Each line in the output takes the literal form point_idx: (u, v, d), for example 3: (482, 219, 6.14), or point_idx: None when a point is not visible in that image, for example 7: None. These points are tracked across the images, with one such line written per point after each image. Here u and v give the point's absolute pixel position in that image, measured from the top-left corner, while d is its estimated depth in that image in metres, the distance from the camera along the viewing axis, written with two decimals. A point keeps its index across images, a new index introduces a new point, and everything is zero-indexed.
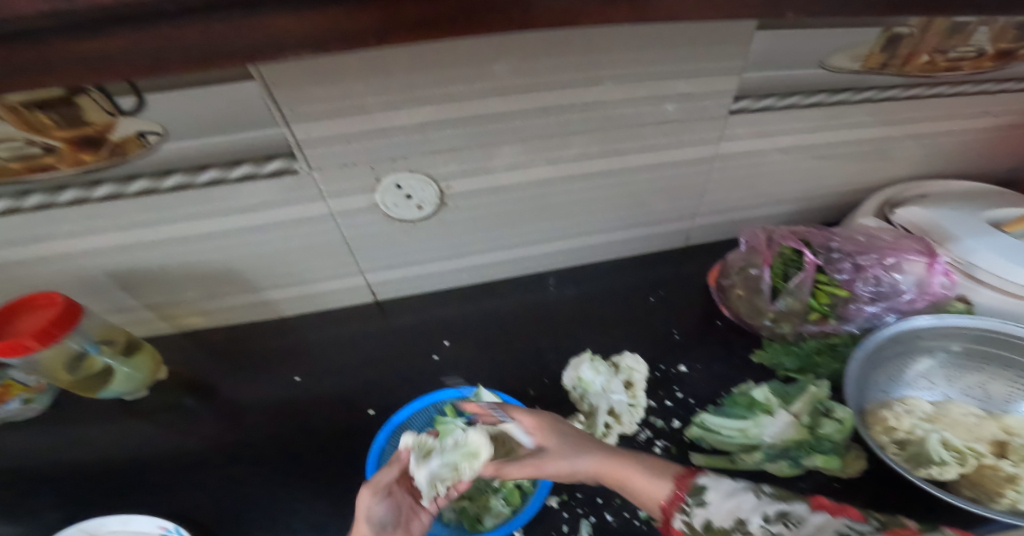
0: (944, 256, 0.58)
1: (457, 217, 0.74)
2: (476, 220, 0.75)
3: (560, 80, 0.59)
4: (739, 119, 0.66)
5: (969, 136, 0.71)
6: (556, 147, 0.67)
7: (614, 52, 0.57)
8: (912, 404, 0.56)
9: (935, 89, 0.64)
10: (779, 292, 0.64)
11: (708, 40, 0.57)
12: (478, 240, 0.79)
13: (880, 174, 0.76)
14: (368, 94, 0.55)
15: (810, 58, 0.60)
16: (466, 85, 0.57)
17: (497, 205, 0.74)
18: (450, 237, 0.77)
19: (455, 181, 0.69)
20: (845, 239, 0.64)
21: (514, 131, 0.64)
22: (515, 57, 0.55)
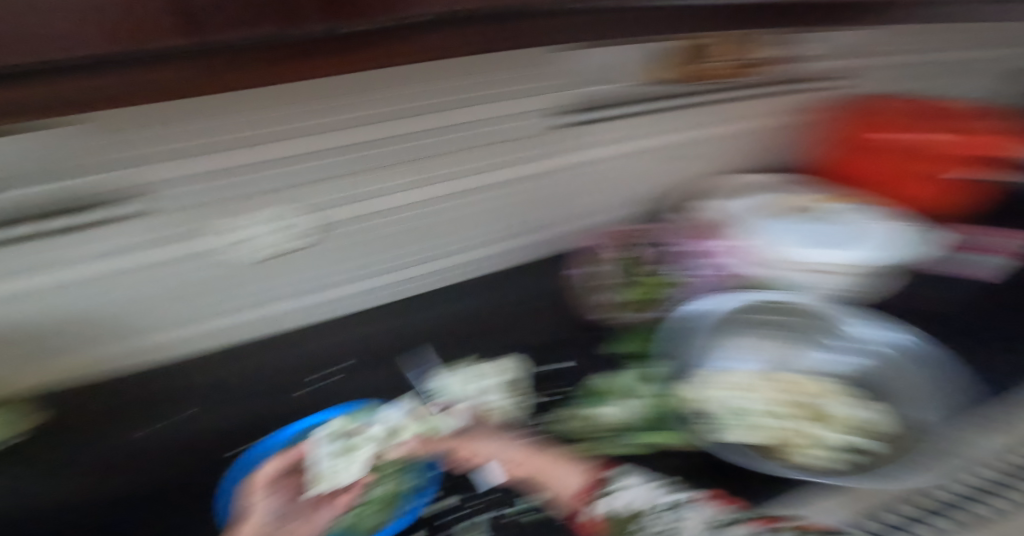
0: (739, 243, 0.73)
1: (337, 245, 0.75)
2: (356, 245, 0.76)
3: (408, 108, 0.67)
4: (568, 129, 0.79)
5: (737, 140, 0.92)
6: (418, 169, 0.73)
7: (438, 76, 0.66)
8: (730, 374, 0.61)
9: (691, 100, 0.84)
10: (605, 287, 0.76)
11: (512, 67, 0.69)
12: (357, 264, 0.78)
13: (688, 167, 0.93)
14: (200, 122, 0.57)
15: (602, 75, 0.74)
16: (318, 120, 0.63)
17: (371, 231, 0.76)
18: (329, 267, 0.76)
19: (331, 212, 0.71)
20: (669, 236, 0.78)
21: (368, 161, 0.69)
22: (360, 91, 0.63)
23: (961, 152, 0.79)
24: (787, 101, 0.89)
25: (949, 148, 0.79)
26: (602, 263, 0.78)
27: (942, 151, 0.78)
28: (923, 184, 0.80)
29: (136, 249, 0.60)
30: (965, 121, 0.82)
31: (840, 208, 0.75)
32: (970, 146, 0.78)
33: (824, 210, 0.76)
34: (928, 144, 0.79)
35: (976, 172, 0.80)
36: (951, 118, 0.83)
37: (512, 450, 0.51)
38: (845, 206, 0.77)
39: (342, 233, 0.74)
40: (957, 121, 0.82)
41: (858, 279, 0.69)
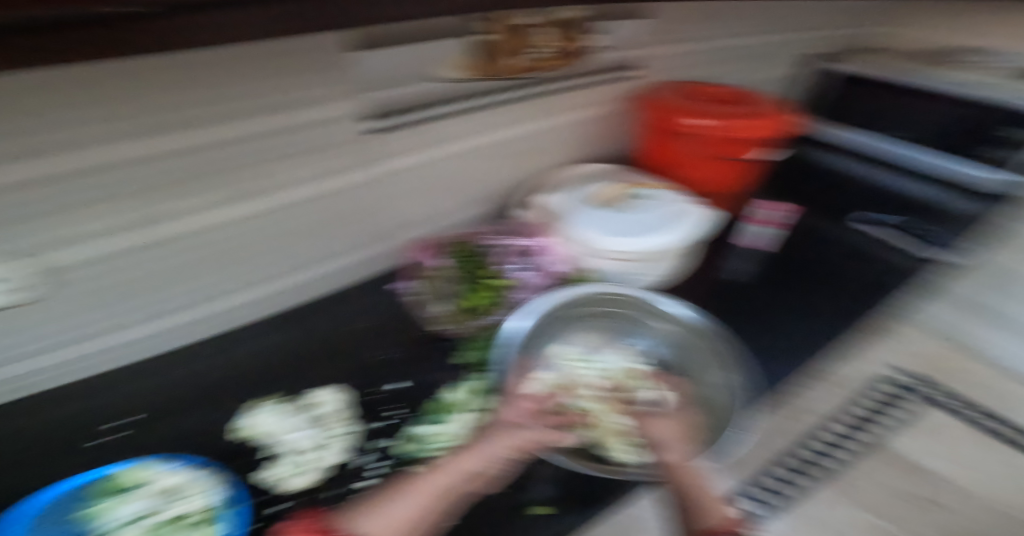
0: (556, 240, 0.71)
1: (60, 303, 0.52)
2: (98, 297, 0.55)
3: (136, 121, 0.46)
4: (386, 138, 0.65)
5: (580, 124, 0.87)
6: (159, 199, 0.52)
7: (197, 65, 0.46)
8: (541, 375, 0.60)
9: (533, 90, 0.74)
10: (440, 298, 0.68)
11: (309, 61, 0.54)
12: (112, 318, 0.58)
13: (535, 164, 0.86)
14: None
15: (419, 72, 0.63)
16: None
17: (140, 270, 0.56)
18: (66, 330, 0.55)
19: (63, 252, 0.49)
20: (502, 237, 0.74)
21: (113, 188, 0.48)
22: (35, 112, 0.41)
23: (755, 135, 0.72)
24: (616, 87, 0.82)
25: (747, 129, 0.71)
26: (422, 271, 0.70)
27: (733, 132, 0.71)
28: (688, 165, 0.79)
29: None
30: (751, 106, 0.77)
31: (645, 197, 0.74)
32: (758, 130, 0.70)
33: (636, 197, 0.73)
34: (706, 132, 0.72)
35: (767, 153, 0.76)
36: (739, 103, 0.79)
37: (670, 454, 0.48)
38: (652, 195, 0.74)
39: (88, 280, 0.53)
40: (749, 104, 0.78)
41: (649, 264, 0.71)
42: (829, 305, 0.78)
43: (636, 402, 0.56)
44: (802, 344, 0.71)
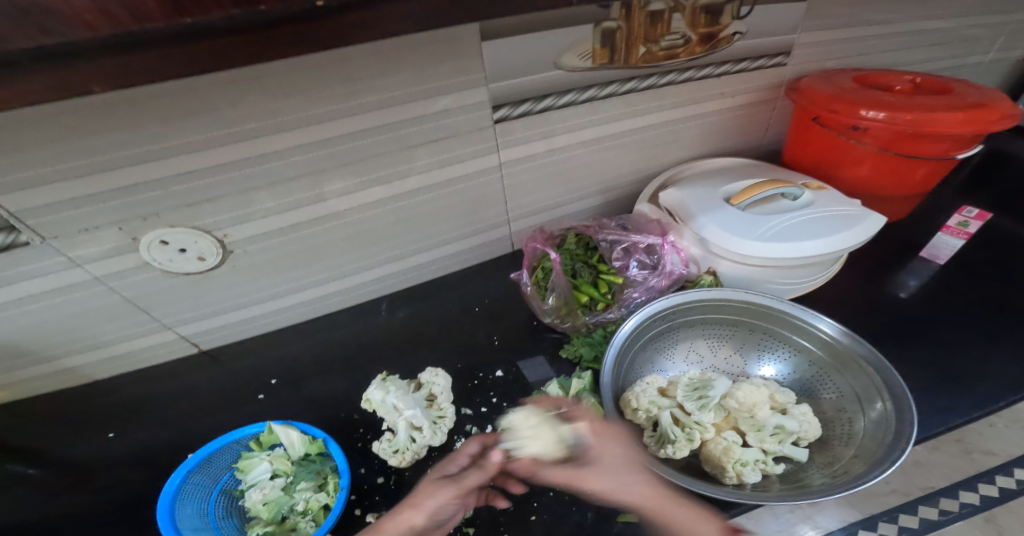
0: (673, 237, 0.66)
1: (252, 262, 0.71)
2: (275, 261, 0.73)
3: (305, 117, 0.58)
4: (506, 127, 0.68)
5: (724, 116, 0.77)
6: (318, 185, 0.65)
7: (324, 69, 0.55)
8: (652, 380, 0.58)
9: (665, 78, 0.68)
10: (544, 293, 0.68)
11: (436, 51, 0.57)
12: (289, 280, 0.77)
13: (663, 159, 0.81)
14: (63, 136, 0.50)
15: (544, 60, 0.62)
16: (200, 136, 0.54)
17: (297, 243, 0.72)
18: (257, 282, 0.75)
19: (233, 229, 0.65)
20: (615, 229, 0.71)
21: (263, 175, 0.61)
22: (239, 102, 0.54)
23: (958, 132, 0.55)
24: (772, 74, 0.73)
25: (946, 124, 0.55)
26: (534, 264, 0.70)
27: (928, 128, 0.55)
28: (851, 164, 0.65)
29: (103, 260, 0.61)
30: (955, 91, 0.60)
31: (801, 190, 0.62)
32: (963, 129, 0.54)
33: (787, 191, 0.62)
34: (885, 127, 0.57)
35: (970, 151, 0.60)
36: (938, 87, 0.62)
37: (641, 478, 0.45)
38: (810, 189, 0.63)
39: (253, 252, 0.70)
40: (953, 89, 0.60)
41: (786, 271, 0.62)
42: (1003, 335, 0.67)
43: (757, 422, 0.55)
44: (960, 382, 0.61)
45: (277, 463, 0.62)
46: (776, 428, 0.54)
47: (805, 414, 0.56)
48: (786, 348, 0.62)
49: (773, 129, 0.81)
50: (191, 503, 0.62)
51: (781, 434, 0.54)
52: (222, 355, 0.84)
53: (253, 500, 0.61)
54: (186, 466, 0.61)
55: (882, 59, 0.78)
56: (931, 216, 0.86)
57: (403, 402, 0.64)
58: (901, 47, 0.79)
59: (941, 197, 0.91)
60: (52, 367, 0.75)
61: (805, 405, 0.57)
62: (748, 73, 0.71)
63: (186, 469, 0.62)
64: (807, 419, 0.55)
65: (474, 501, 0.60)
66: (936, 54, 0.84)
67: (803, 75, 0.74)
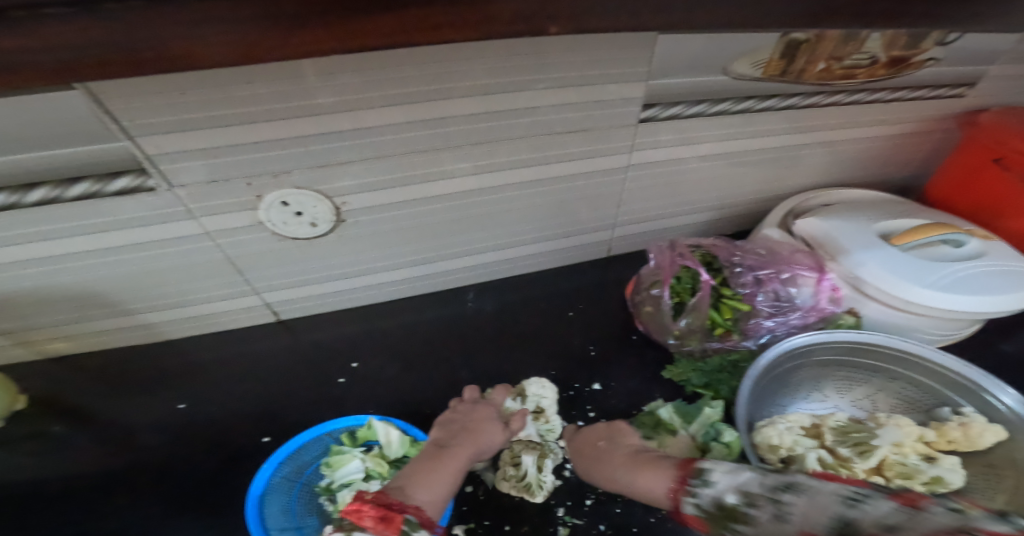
0: (830, 272, 0.60)
1: (359, 233, 0.67)
2: (381, 236, 0.69)
3: (461, 89, 0.53)
4: (650, 127, 0.64)
5: (868, 144, 0.72)
6: (446, 162, 0.61)
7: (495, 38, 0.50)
8: (794, 419, 0.54)
9: (832, 97, 0.63)
10: (683, 308, 0.64)
11: (610, 36, 0.52)
12: (388, 257, 0.73)
13: (790, 181, 0.77)
14: (216, 85, 0.45)
15: (713, 64, 0.58)
16: (354, 96, 0.50)
17: (406, 219, 0.68)
18: (356, 255, 0.71)
19: (352, 197, 0.61)
20: (747, 252, 0.66)
21: (402, 146, 0.57)
22: (403, 68, 0.50)
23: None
24: (939, 105, 0.68)
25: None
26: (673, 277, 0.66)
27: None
28: (1014, 215, 0.59)
29: (216, 214, 0.57)
30: None
31: (967, 238, 0.58)
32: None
33: (950, 238, 0.58)
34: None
35: None
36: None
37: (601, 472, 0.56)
38: (976, 237, 0.59)
39: (362, 224, 0.66)
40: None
41: (939, 323, 0.58)
42: None
43: (909, 470, 0.51)
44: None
45: (373, 463, 0.59)
46: (933, 478, 0.50)
47: (955, 465, 0.52)
48: (925, 402, 0.59)
49: (913, 163, 0.76)
50: (276, 497, 0.59)
51: (930, 486, 0.51)
52: (301, 327, 0.80)
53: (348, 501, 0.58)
54: (275, 458, 0.59)
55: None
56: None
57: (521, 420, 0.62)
58: None
59: None
60: (131, 320, 0.72)
61: (955, 457, 0.53)
62: (918, 101, 0.66)
63: (277, 460, 0.60)
64: (956, 471, 0.52)
65: (570, 522, 0.58)
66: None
67: (971, 109, 0.68)
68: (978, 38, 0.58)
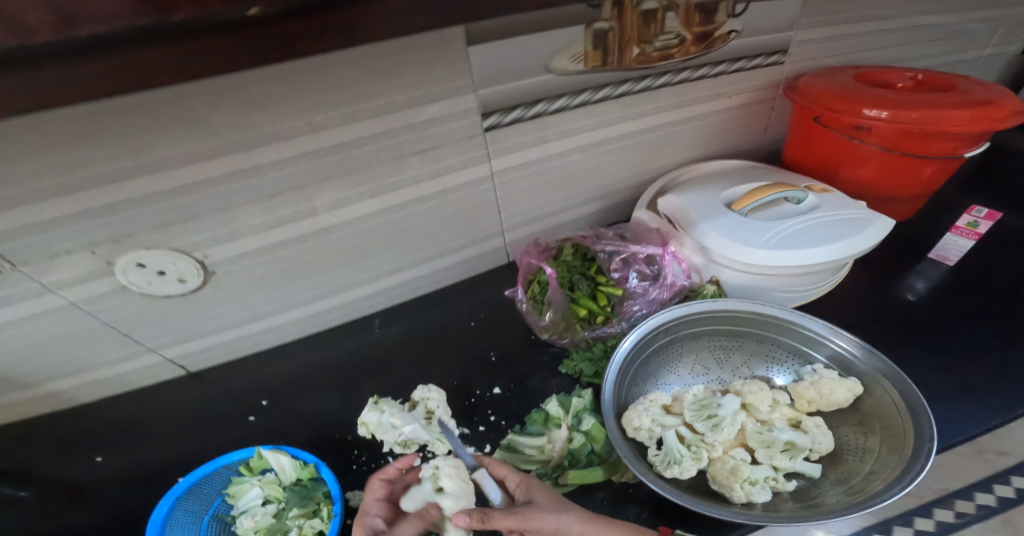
0: (675, 247, 0.64)
1: (237, 281, 0.68)
2: (260, 280, 0.69)
3: (285, 129, 0.55)
4: (496, 135, 0.65)
5: (722, 118, 0.75)
6: (301, 201, 0.62)
7: (305, 76, 0.52)
8: (656, 398, 0.56)
9: (662, 79, 0.66)
10: (541, 307, 0.65)
11: (418, 56, 0.55)
12: (273, 301, 0.73)
13: (662, 164, 0.79)
14: (24, 156, 0.47)
15: (535, 63, 0.60)
16: (172, 149, 0.52)
17: (282, 259, 0.68)
18: (240, 302, 0.71)
19: (213, 250, 0.62)
20: (612, 238, 0.69)
21: (246, 189, 0.58)
22: (218, 113, 0.51)
23: (969, 131, 0.50)
24: (767, 73, 0.72)
25: (957, 123, 0.50)
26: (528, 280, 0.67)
27: (935, 127, 0.50)
28: (854, 164, 0.59)
29: (74, 283, 0.59)
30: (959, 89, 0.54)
31: (806, 193, 0.59)
32: (973, 127, 0.49)
33: (789, 195, 0.60)
34: (890, 126, 0.52)
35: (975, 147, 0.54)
36: (940, 84, 0.57)
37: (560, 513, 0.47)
38: (813, 192, 0.60)
39: (236, 272, 0.66)
40: (955, 86, 0.55)
41: (792, 280, 0.60)
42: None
43: (766, 438, 0.53)
44: (985, 389, 0.57)
45: (268, 489, 0.60)
46: (787, 444, 0.52)
47: (818, 427, 0.53)
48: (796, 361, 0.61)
49: (772, 128, 0.79)
50: (182, 530, 0.59)
51: (791, 451, 0.52)
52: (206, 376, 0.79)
53: (245, 526, 0.59)
54: (172, 494, 0.59)
55: (879, 53, 0.76)
56: (939, 215, 0.83)
57: (400, 419, 0.61)
58: (898, 43, 0.77)
59: (952, 196, 0.87)
60: (22, 394, 0.71)
61: (818, 417, 0.55)
62: (743, 72, 0.69)
63: (175, 495, 0.60)
64: (819, 432, 0.53)
65: None
66: (932, 47, 0.82)
67: (799, 72, 0.73)
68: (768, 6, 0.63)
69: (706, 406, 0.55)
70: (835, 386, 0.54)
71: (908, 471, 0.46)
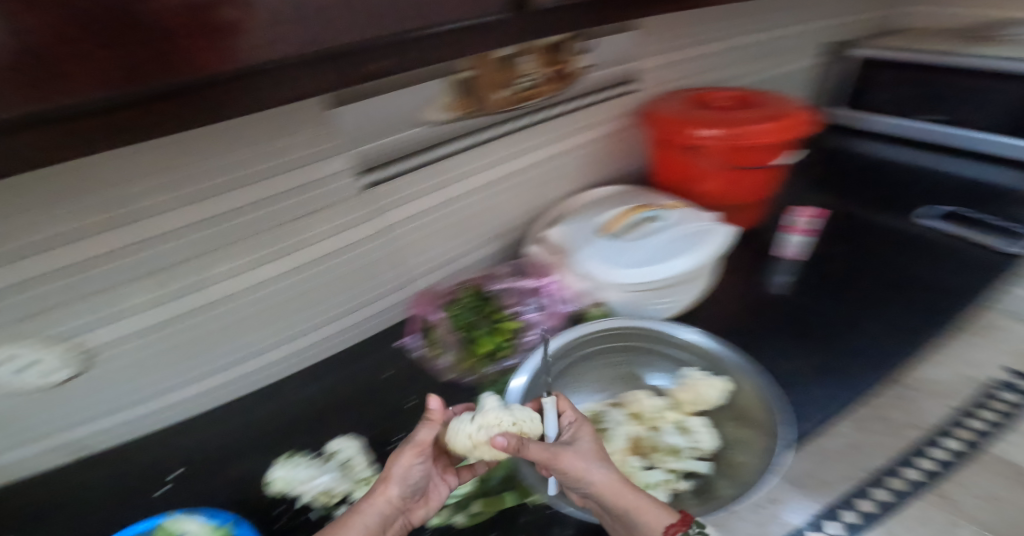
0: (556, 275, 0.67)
1: (114, 371, 0.58)
2: (137, 369, 0.59)
3: (153, 204, 0.51)
4: (382, 189, 0.66)
5: (590, 148, 0.82)
6: (177, 278, 0.57)
7: (167, 148, 0.49)
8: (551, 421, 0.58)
9: (528, 118, 0.72)
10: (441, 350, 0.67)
11: (292, 119, 0.55)
12: (154, 388, 0.62)
13: (548, 195, 0.83)
14: None
15: (405, 117, 0.63)
16: (22, 235, 0.46)
17: (163, 342, 0.59)
18: (115, 402, 0.60)
19: (85, 338, 0.54)
20: (505, 275, 0.72)
21: (112, 275, 0.52)
22: (70, 192, 0.46)
23: (776, 141, 0.58)
24: (620, 104, 0.81)
25: (768, 136, 0.58)
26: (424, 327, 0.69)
27: (751, 141, 0.58)
28: (697, 180, 0.66)
29: None
30: (764, 105, 0.63)
31: (666, 210, 0.65)
32: (778, 137, 0.57)
33: (650, 215, 0.64)
34: (721, 144, 0.59)
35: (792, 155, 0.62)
36: (749, 101, 0.66)
37: (601, 466, 0.46)
38: (671, 209, 0.65)
39: (115, 359, 0.57)
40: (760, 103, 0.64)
41: (662, 293, 0.64)
42: (895, 317, 0.70)
43: (655, 442, 0.55)
44: (865, 371, 0.62)
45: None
46: (674, 447, 0.54)
47: (703, 426, 0.56)
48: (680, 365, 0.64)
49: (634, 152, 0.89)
50: None
51: (680, 451, 0.54)
52: None
53: None
54: None
55: (700, 80, 0.90)
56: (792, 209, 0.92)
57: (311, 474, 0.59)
58: (714, 68, 0.91)
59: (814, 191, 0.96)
60: None
61: (702, 416, 0.57)
62: (595, 105, 0.77)
63: None
64: (705, 430, 0.55)
65: None
66: (743, 68, 0.98)
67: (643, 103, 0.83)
68: (603, 45, 0.72)
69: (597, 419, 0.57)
70: (709, 385, 0.58)
71: (775, 452, 0.52)
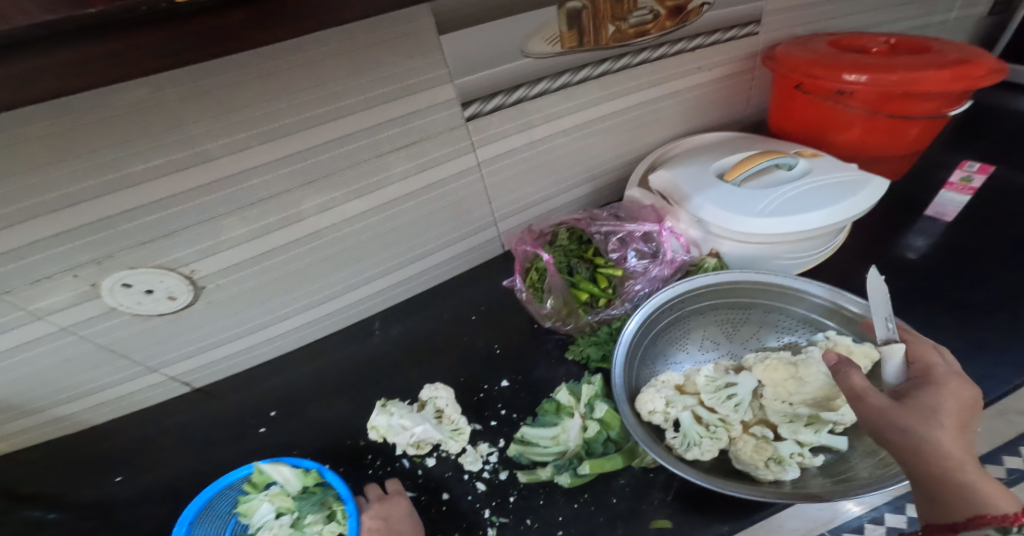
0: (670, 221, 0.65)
1: (226, 297, 0.66)
2: (245, 298, 0.67)
3: (272, 128, 0.54)
4: (478, 124, 0.65)
5: (701, 91, 0.78)
6: (292, 204, 0.61)
7: (281, 74, 0.51)
8: (667, 379, 0.55)
9: (640, 55, 0.68)
10: (541, 295, 0.65)
11: (403, 45, 0.54)
12: (264, 314, 0.70)
13: (647, 139, 0.80)
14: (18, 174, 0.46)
15: (512, 49, 0.59)
16: (180, 151, 0.51)
17: (269, 273, 0.66)
18: (230, 321, 0.69)
19: (199, 264, 0.61)
20: (607, 220, 0.68)
21: (241, 198, 0.58)
22: (211, 116, 0.50)
23: (951, 89, 0.53)
24: (740, 45, 0.76)
25: (934, 82, 0.53)
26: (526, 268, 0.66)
27: (916, 87, 0.53)
28: (840, 128, 0.62)
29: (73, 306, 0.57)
30: (934, 50, 0.58)
31: (796, 159, 0.61)
32: (950, 86, 0.52)
33: (782, 161, 0.61)
34: (871, 90, 0.55)
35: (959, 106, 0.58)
36: (917, 47, 0.61)
37: (931, 424, 0.36)
38: (804, 157, 0.62)
39: (225, 286, 0.65)
40: (930, 48, 0.59)
41: (795, 245, 0.60)
42: None
43: (789, 413, 0.52)
44: (1004, 345, 0.57)
45: (278, 501, 0.56)
46: (811, 417, 0.51)
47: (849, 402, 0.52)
48: (806, 328, 0.60)
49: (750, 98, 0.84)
50: None
51: (816, 424, 0.51)
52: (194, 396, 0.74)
53: None
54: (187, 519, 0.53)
55: (828, 24, 0.81)
56: (930, 172, 0.84)
57: (410, 420, 0.60)
58: (852, 13, 0.82)
59: (937, 154, 0.88)
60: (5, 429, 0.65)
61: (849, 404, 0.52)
62: (703, 48, 0.72)
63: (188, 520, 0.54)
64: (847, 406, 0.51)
65: (496, 522, 0.53)
66: (885, 16, 0.87)
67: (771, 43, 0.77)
68: None
69: (717, 386, 0.55)
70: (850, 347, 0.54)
71: None
